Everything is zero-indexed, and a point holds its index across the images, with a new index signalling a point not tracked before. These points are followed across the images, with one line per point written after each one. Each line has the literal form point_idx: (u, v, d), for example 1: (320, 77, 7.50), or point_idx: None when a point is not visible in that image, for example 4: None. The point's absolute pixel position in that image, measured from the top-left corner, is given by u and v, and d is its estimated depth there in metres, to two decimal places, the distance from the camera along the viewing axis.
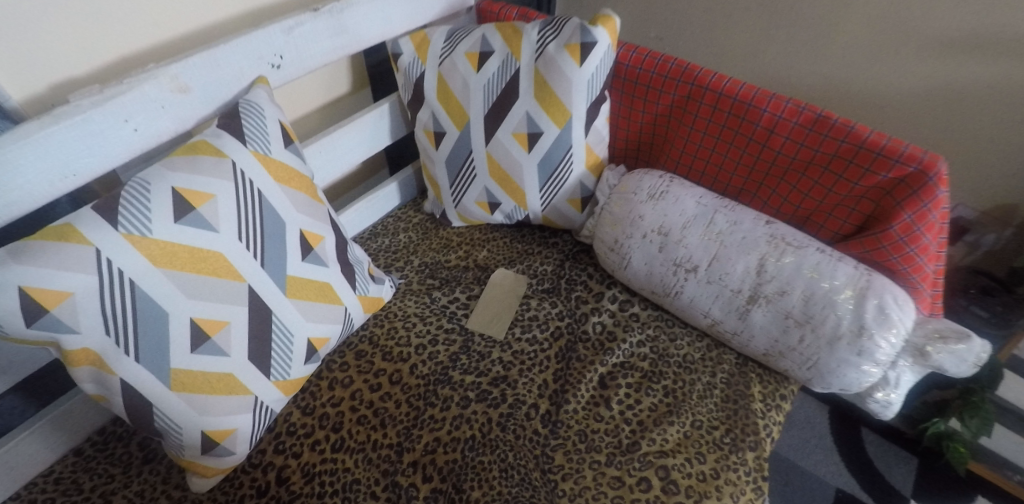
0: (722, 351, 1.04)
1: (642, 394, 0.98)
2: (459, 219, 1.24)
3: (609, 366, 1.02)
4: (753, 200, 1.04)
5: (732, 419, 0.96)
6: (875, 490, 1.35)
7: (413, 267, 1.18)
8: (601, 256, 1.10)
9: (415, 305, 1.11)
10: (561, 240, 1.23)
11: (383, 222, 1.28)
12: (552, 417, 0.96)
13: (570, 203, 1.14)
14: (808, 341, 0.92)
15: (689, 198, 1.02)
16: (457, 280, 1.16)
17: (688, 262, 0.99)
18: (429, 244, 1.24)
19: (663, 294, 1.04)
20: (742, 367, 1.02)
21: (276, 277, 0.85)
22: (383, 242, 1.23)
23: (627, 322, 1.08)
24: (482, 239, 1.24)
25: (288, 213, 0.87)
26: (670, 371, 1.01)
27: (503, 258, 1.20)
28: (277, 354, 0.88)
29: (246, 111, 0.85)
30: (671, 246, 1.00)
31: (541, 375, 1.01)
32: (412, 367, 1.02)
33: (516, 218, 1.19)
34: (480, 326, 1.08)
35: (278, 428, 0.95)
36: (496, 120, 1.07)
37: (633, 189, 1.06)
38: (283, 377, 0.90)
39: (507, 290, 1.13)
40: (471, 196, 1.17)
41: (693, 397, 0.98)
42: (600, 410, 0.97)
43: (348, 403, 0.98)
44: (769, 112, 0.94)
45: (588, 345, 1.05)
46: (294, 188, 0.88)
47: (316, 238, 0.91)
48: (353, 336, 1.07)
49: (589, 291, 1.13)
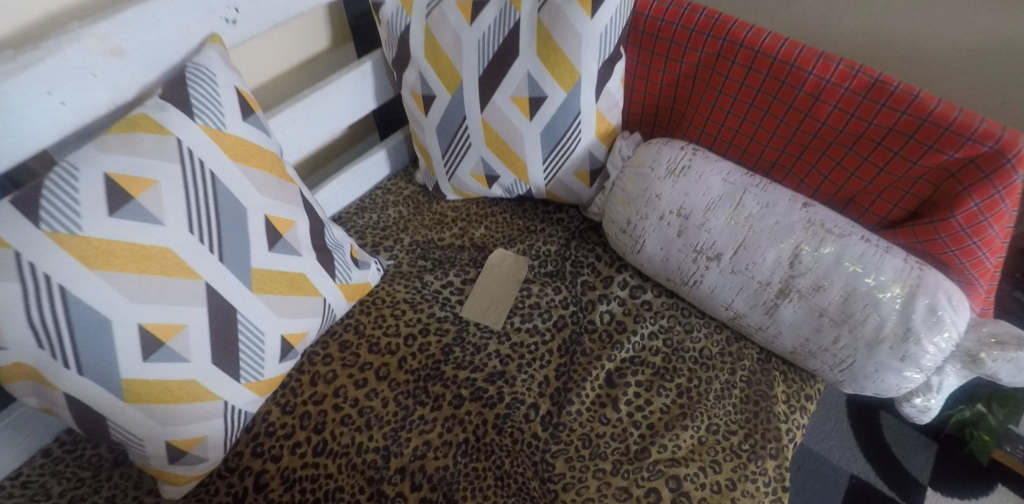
0: (743, 345, 0.94)
1: (653, 394, 0.89)
2: (454, 193, 1.12)
3: (617, 362, 0.92)
4: (788, 177, 0.91)
5: (752, 423, 0.87)
6: (891, 477, 1.28)
7: (403, 246, 1.08)
8: (611, 237, 0.98)
9: (405, 290, 1.01)
10: (567, 216, 1.11)
11: (371, 194, 1.17)
12: (553, 419, 0.87)
13: (578, 176, 1.02)
14: (843, 343, 0.81)
15: (714, 175, 0.89)
16: (451, 261, 1.06)
17: (710, 248, 0.87)
18: (422, 220, 1.12)
19: (679, 282, 0.93)
20: (765, 364, 0.92)
21: (238, 271, 0.75)
22: (371, 218, 1.12)
23: (638, 312, 0.98)
24: (479, 214, 1.12)
25: (249, 197, 0.75)
26: (684, 368, 0.92)
27: (503, 237, 1.09)
28: (246, 356, 0.79)
29: (193, 77, 0.72)
30: (691, 231, 0.88)
31: (542, 371, 0.92)
32: (401, 360, 0.93)
33: (517, 191, 1.07)
34: (475, 316, 0.98)
35: (256, 428, 0.88)
36: (493, 82, 0.93)
37: (649, 163, 0.93)
38: (256, 378, 0.81)
39: (506, 273, 1.03)
40: (467, 167, 1.05)
41: (709, 398, 0.89)
42: (606, 412, 0.87)
43: (331, 402, 0.90)
44: (815, 75, 0.80)
45: (595, 337, 0.95)
46: (255, 167, 0.76)
47: (286, 224, 0.80)
48: (337, 324, 0.98)
49: (597, 274, 1.02)
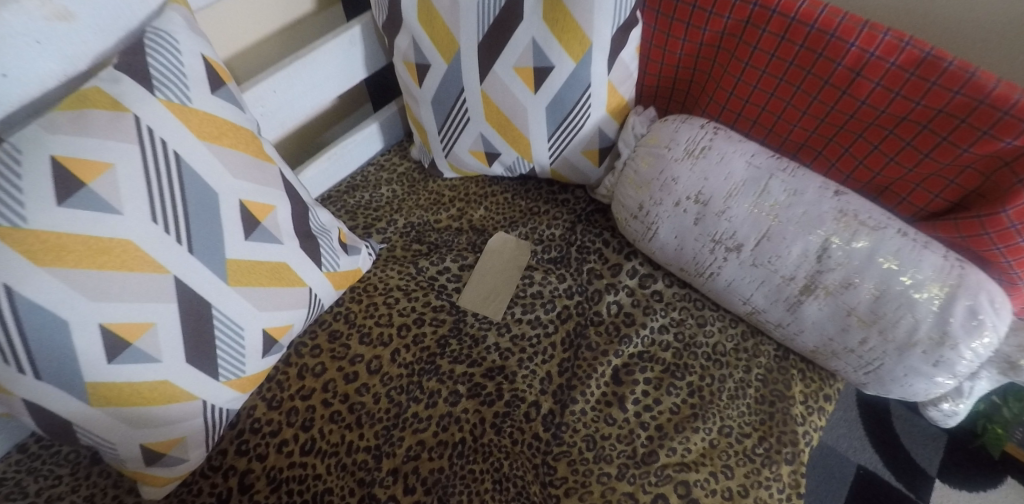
0: (759, 341, 0.88)
1: (663, 393, 0.83)
2: (451, 170, 1.04)
3: (625, 358, 0.87)
4: (817, 160, 0.83)
5: (768, 425, 0.82)
6: (899, 469, 1.25)
7: (397, 228, 1.01)
8: (621, 222, 0.91)
9: (399, 276, 0.95)
10: (573, 197, 1.03)
11: (363, 172, 1.09)
12: (555, 419, 0.82)
13: (586, 155, 0.94)
14: (871, 345, 0.75)
15: (737, 157, 0.81)
16: (448, 245, 0.99)
17: (729, 239, 0.80)
18: (417, 200, 1.05)
19: (694, 273, 0.86)
20: (782, 362, 0.87)
21: (211, 263, 0.68)
22: (363, 197, 1.05)
23: (648, 303, 0.91)
24: (479, 194, 1.05)
25: (222, 181, 0.68)
26: (696, 365, 0.86)
27: (504, 219, 1.02)
28: (225, 353, 0.73)
29: (153, 45, 0.64)
30: (710, 219, 0.80)
31: (544, 366, 0.86)
32: (394, 352, 0.88)
33: (520, 170, 0.99)
34: (473, 306, 0.92)
35: (240, 424, 0.83)
36: (494, 50, 0.84)
37: (665, 143, 0.84)
38: (237, 375, 0.76)
39: (506, 259, 0.96)
40: (465, 143, 0.96)
41: (722, 398, 0.83)
42: (612, 412, 0.82)
43: (320, 397, 0.84)
44: (857, 47, 0.71)
45: (601, 330, 0.89)
46: (227, 147, 0.68)
47: (265, 210, 0.73)
48: (326, 313, 0.92)
49: (604, 262, 0.95)
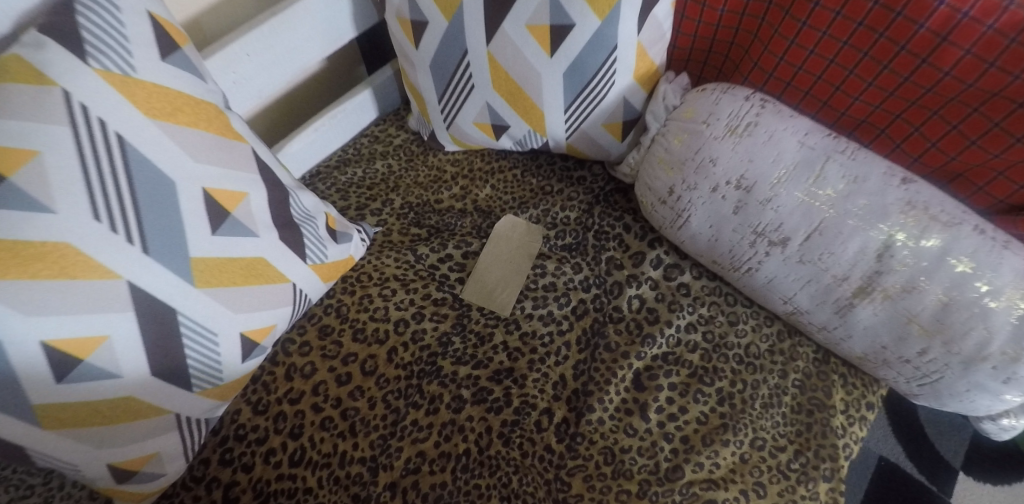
0: (797, 343, 0.79)
1: (689, 401, 0.75)
2: (453, 143, 0.93)
3: (647, 360, 0.78)
4: (878, 139, 0.71)
5: (804, 438, 0.74)
6: (922, 460, 1.18)
7: (393, 209, 0.91)
8: (647, 207, 0.80)
9: (396, 265, 0.85)
10: (590, 174, 0.92)
11: (356, 143, 0.99)
12: (569, 429, 0.74)
13: (607, 128, 0.82)
14: (932, 356, 0.66)
15: (786, 135, 0.69)
16: (450, 229, 0.89)
17: (774, 231, 0.69)
18: (417, 176, 0.95)
19: (729, 268, 0.76)
20: (822, 366, 0.78)
21: (173, 263, 0.58)
22: (356, 173, 0.95)
23: (674, 298, 0.82)
24: (485, 170, 0.95)
25: (180, 167, 0.57)
26: (727, 368, 0.77)
27: (512, 199, 0.92)
28: (197, 361, 0.64)
29: (84, 1, 0.52)
30: (752, 208, 0.70)
31: (557, 369, 0.78)
32: (390, 351, 0.79)
33: (530, 145, 0.88)
34: (478, 300, 0.82)
35: (224, 431, 0.75)
36: (503, 5, 0.71)
37: (703, 118, 0.73)
38: (214, 384, 0.67)
39: (515, 245, 0.86)
40: (470, 114, 0.85)
41: (755, 407, 0.75)
42: (633, 422, 0.74)
43: (310, 401, 0.76)
44: (947, 5, 0.58)
45: (621, 329, 0.80)
46: (184, 125, 0.58)
47: (236, 199, 0.63)
48: (316, 306, 0.83)
49: (624, 249, 0.85)
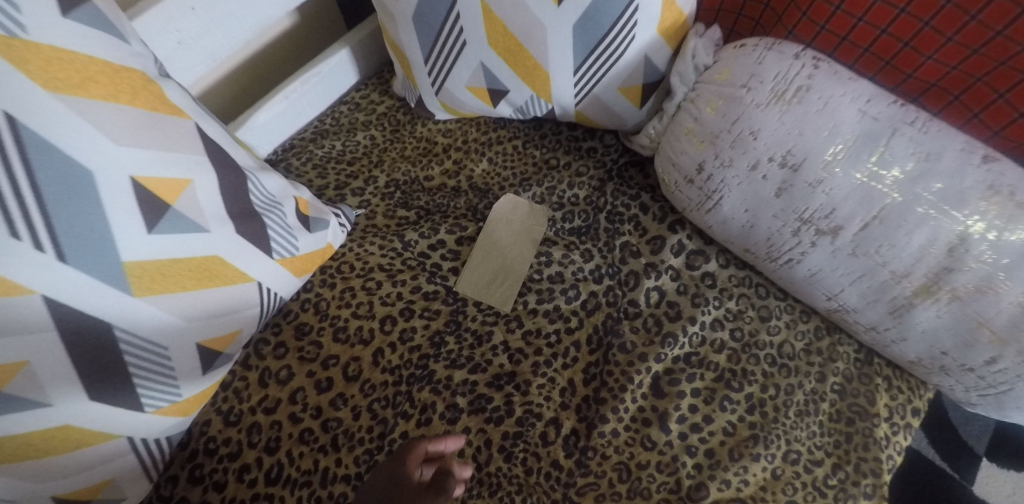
0: (837, 341, 0.70)
1: (714, 409, 0.66)
2: (443, 110, 0.82)
3: (668, 362, 0.68)
4: (952, 107, 0.58)
5: (843, 450, 0.66)
6: (942, 445, 0.97)
7: (378, 188, 0.80)
8: (668, 187, 0.69)
9: (381, 253, 0.75)
10: (601, 145, 0.82)
11: (335, 112, 0.88)
12: (579, 442, 0.65)
13: (624, 93, 0.70)
14: (1003, 367, 0.56)
15: (845, 103, 0.56)
16: (443, 210, 0.79)
17: (824, 218, 0.58)
18: (403, 149, 0.84)
19: (764, 258, 0.66)
20: (864, 368, 0.69)
21: (99, 270, 0.48)
22: (335, 146, 0.84)
23: (698, 290, 0.72)
24: (481, 141, 0.84)
25: (99, 153, 0.46)
26: (757, 371, 0.68)
27: (512, 174, 0.81)
28: (146, 378, 0.55)
29: None
30: (798, 190, 0.59)
31: (565, 373, 0.68)
32: (376, 353, 0.70)
33: (532, 113, 0.77)
34: (475, 294, 0.73)
35: (193, 445, 0.67)
36: None
37: (742, 80, 0.60)
38: (171, 400, 0.59)
39: (515, 228, 0.76)
40: (461, 77, 0.73)
41: (789, 415, 0.66)
42: (651, 434, 0.65)
43: (287, 410, 0.68)
44: None
45: (637, 326, 0.70)
46: (100, 99, 0.47)
47: (175, 188, 0.52)
48: (292, 301, 0.73)
49: (641, 233, 0.75)
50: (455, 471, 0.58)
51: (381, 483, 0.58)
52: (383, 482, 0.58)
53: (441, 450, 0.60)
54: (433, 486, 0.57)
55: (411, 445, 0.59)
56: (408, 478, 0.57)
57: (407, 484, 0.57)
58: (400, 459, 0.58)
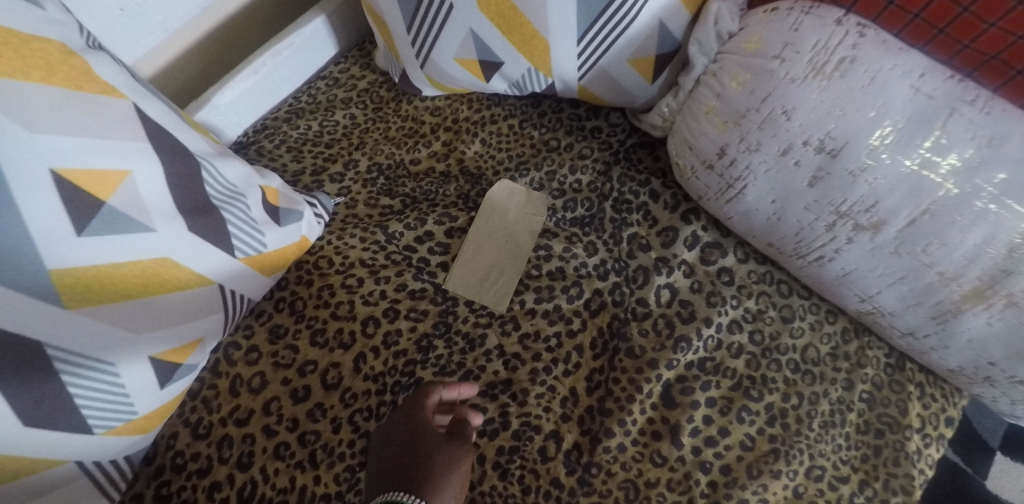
0: (866, 345, 0.63)
1: (731, 421, 0.60)
2: (431, 85, 0.74)
3: (680, 369, 0.62)
4: (1014, 84, 0.45)
5: (871, 465, 0.59)
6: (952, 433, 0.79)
7: (358, 172, 0.73)
8: (682, 173, 0.62)
9: (362, 246, 0.68)
10: (607, 125, 0.74)
11: (312, 88, 0.80)
12: (582, 458, 0.58)
13: (634, 65, 0.62)
14: None
15: (895, 78, 0.48)
16: (430, 198, 0.72)
17: (864, 212, 0.51)
18: (386, 129, 0.77)
19: (790, 254, 0.59)
20: (895, 374, 0.63)
21: (19, 279, 0.41)
22: (312, 127, 0.76)
23: (714, 288, 0.65)
24: (474, 119, 0.76)
25: (9, 142, 0.39)
26: (778, 378, 0.62)
27: (507, 157, 0.74)
28: (93, 400, 0.48)
29: None
30: (836, 179, 0.51)
31: (566, 381, 0.61)
32: (357, 359, 0.63)
33: (528, 89, 0.69)
34: (466, 292, 0.66)
35: (158, 460, 0.60)
36: None
37: (774, 51, 0.52)
38: (128, 418, 0.52)
39: (510, 218, 0.69)
40: (449, 47, 0.65)
41: (813, 428, 0.60)
42: (661, 449, 0.59)
43: (260, 423, 0.61)
44: None
45: (646, 329, 0.63)
46: (7, 77, 0.39)
47: (109, 181, 0.45)
48: (266, 301, 0.66)
49: (651, 224, 0.67)
50: (471, 417, 0.57)
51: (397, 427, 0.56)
52: (400, 426, 0.56)
53: (454, 396, 0.59)
54: (452, 430, 0.56)
55: (426, 389, 0.58)
56: (428, 422, 0.56)
57: (427, 426, 0.55)
58: (417, 404, 0.57)
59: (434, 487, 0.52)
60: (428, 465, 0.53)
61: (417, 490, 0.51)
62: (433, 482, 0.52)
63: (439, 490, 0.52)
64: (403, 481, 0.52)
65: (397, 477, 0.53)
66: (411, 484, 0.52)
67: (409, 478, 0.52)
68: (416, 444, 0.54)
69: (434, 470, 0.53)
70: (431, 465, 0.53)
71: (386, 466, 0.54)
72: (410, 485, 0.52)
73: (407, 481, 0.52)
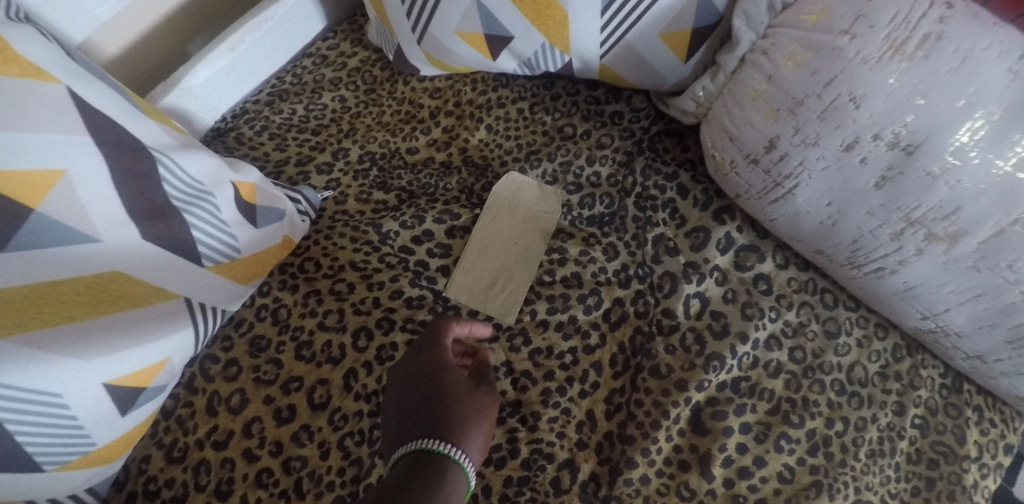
0: (920, 363, 0.56)
1: (768, 450, 0.53)
2: (429, 64, 0.66)
3: (710, 390, 0.55)
4: None
5: (924, 500, 0.52)
6: None
7: (348, 163, 0.66)
8: (718, 167, 0.55)
9: (353, 247, 0.61)
10: (628, 110, 0.65)
11: (297, 67, 0.72)
12: (600, 490, 0.51)
13: (666, 42, 0.54)
14: None
15: (990, 59, 0.39)
16: (429, 192, 0.64)
17: (940, 219, 0.43)
18: (380, 113, 0.69)
19: (843, 264, 0.51)
20: (951, 397, 0.56)
21: None
22: (296, 111, 0.69)
23: (750, 297, 0.57)
24: (479, 103, 0.68)
25: None
26: (821, 401, 0.55)
27: (516, 145, 0.66)
28: (47, 445, 0.41)
29: None
30: (908, 181, 0.43)
31: (583, 403, 0.54)
32: (348, 376, 0.56)
33: (541, 68, 0.61)
34: (469, 301, 0.59)
35: (129, 486, 0.53)
36: None
37: (842, 25, 0.43)
38: (87, 450, 0.44)
39: (518, 213, 0.62)
40: (449, 18, 0.57)
41: (860, 458, 0.53)
42: (690, 481, 0.52)
43: (240, 446, 0.54)
44: None
45: (673, 345, 0.56)
46: None
47: (42, 183, 0.39)
48: (246, 308, 0.59)
49: (678, 224, 0.60)
50: (490, 361, 0.53)
51: (416, 372, 0.51)
52: (420, 369, 0.50)
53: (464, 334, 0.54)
54: (473, 373, 0.52)
55: (441, 329, 0.52)
56: (451, 364, 0.51)
57: (451, 369, 0.50)
58: (435, 346, 0.51)
59: (467, 430, 0.47)
60: (458, 407, 0.48)
61: (450, 432, 0.46)
62: (464, 422, 0.47)
63: (471, 431, 0.47)
64: (433, 425, 0.47)
65: (424, 421, 0.47)
66: (443, 427, 0.46)
67: (441, 420, 0.47)
68: (442, 386, 0.49)
69: (466, 412, 0.48)
70: (460, 405, 0.48)
71: (410, 411, 0.48)
72: (442, 430, 0.46)
73: (439, 424, 0.47)
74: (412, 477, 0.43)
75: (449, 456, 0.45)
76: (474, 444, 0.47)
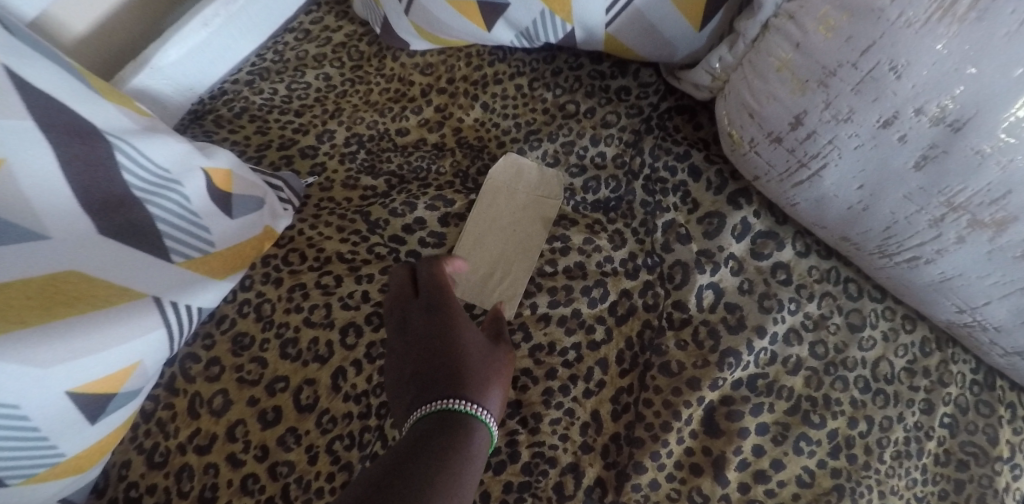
0: (950, 358, 0.52)
1: (787, 452, 0.49)
2: (419, 37, 0.60)
3: (725, 388, 0.51)
4: None
5: None
6: None
7: (334, 146, 0.61)
8: (738, 146, 0.50)
9: (341, 237, 0.57)
10: (635, 86, 0.61)
11: (278, 43, 0.67)
12: (606, 496, 0.48)
13: (680, 7, 0.48)
14: None
15: None
16: (421, 176, 0.60)
17: (992, 203, 0.38)
18: (368, 92, 0.65)
19: (872, 253, 0.47)
20: (983, 394, 0.51)
21: None
22: (278, 91, 0.64)
23: (769, 287, 0.53)
24: (474, 79, 0.63)
25: None
26: (844, 399, 0.51)
27: (514, 125, 0.61)
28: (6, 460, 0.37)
29: None
30: (954, 159, 0.38)
31: (588, 403, 0.51)
32: (336, 375, 0.52)
33: (540, 40, 0.56)
34: (465, 293, 0.55)
35: (107, 493, 0.49)
36: None
37: None
38: (54, 461, 0.40)
39: (516, 198, 0.58)
40: None
41: (885, 460, 0.49)
42: (703, 486, 0.48)
43: (223, 451, 0.50)
44: None
45: (685, 340, 0.52)
46: None
47: None
48: (227, 304, 0.55)
49: (690, 209, 0.55)
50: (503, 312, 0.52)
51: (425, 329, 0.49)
52: (430, 328, 0.48)
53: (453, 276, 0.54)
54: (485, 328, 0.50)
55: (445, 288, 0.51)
56: (460, 319, 0.49)
57: (462, 325, 0.49)
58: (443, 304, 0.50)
59: (487, 383, 0.45)
60: (474, 360, 0.46)
61: (470, 387, 0.44)
62: (483, 374, 0.45)
63: (491, 384, 0.45)
64: (450, 381, 0.44)
65: (440, 377, 0.45)
66: (462, 383, 0.44)
67: (459, 376, 0.45)
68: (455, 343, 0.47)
69: (483, 365, 0.46)
70: (477, 358, 0.46)
71: (422, 371, 0.46)
72: (461, 386, 0.44)
73: (456, 382, 0.44)
74: (435, 432, 0.41)
75: (473, 413, 0.43)
76: (495, 399, 0.45)
